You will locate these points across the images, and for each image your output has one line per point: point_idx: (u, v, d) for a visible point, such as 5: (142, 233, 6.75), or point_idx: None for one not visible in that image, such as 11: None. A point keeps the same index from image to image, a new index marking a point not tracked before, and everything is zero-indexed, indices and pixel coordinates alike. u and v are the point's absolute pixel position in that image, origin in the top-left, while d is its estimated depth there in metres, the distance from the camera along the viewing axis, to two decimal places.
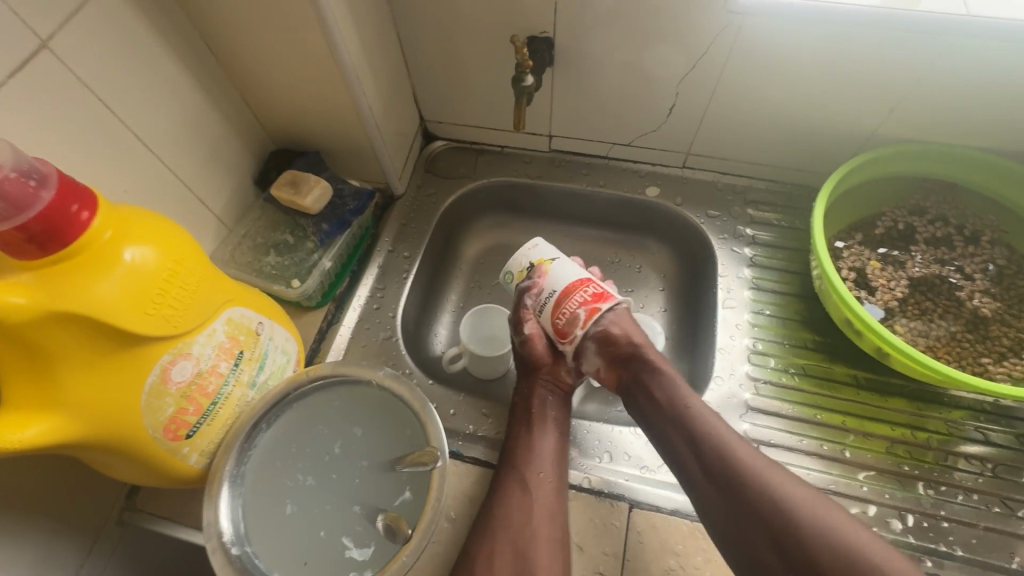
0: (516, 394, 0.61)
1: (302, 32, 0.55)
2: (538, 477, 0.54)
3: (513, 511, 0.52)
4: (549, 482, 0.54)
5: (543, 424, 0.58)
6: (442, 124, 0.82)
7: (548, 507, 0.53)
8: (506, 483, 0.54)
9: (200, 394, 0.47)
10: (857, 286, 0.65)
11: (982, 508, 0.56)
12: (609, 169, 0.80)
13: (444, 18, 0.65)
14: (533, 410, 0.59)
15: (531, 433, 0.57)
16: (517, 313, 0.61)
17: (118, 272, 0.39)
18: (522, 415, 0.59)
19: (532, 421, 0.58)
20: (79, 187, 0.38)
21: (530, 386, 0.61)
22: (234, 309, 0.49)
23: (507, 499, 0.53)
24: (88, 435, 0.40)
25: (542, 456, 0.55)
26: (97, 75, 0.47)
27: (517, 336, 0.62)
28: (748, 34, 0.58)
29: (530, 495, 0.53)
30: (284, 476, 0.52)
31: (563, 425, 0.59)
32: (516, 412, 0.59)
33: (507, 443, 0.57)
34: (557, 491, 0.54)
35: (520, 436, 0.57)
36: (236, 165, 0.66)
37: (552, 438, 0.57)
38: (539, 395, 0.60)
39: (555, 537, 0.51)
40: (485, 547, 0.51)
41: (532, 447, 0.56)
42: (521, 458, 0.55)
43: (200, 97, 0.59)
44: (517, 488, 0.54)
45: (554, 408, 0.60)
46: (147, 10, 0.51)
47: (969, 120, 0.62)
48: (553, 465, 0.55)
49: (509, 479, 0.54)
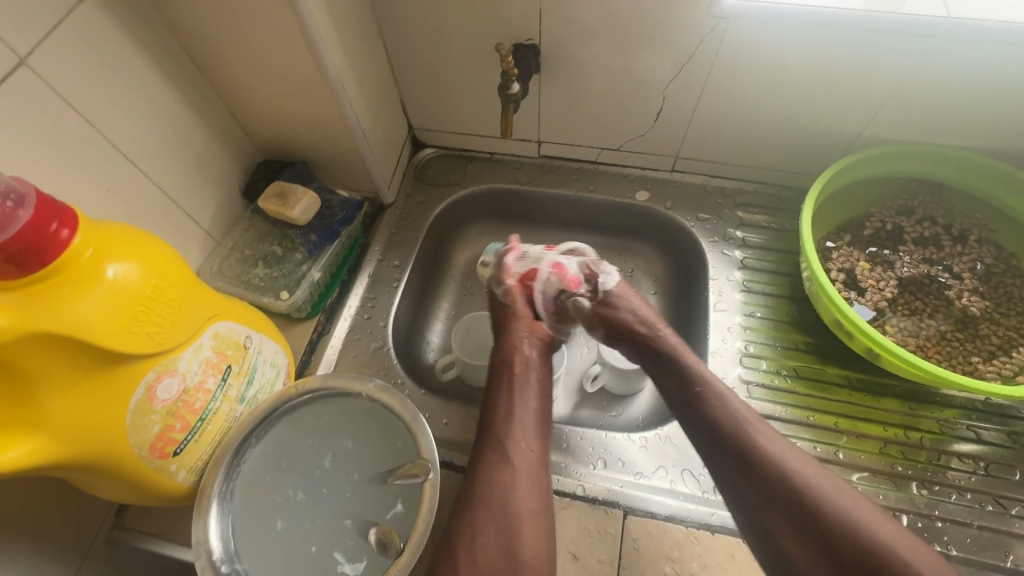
0: (494, 358, 0.60)
1: (285, 41, 0.54)
2: (519, 447, 0.53)
3: (494, 486, 0.51)
4: (531, 451, 0.54)
5: (524, 388, 0.57)
6: (431, 132, 0.82)
7: (529, 475, 0.52)
8: (486, 456, 0.53)
9: (187, 410, 0.46)
10: (846, 287, 0.66)
11: (976, 507, 0.56)
12: (598, 174, 0.80)
13: (429, 26, 0.65)
14: (512, 372, 0.58)
15: (512, 400, 0.56)
16: (497, 276, 0.66)
17: (100, 290, 0.38)
18: (501, 381, 0.58)
19: (513, 385, 0.57)
20: (57, 204, 0.38)
21: (508, 347, 0.60)
22: (221, 324, 0.49)
23: (489, 474, 0.52)
24: (72, 455, 0.40)
25: (522, 425, 0.55)
26: (79, 91, 0.47)
27: (499, 289, 0.65)
28: (732, 37, 0.58)
29: (512, 466, 0.52)
30: (274, 492, 0.51)
31: (544, 389, 0.59)
32: (494, 378, 0.59)
33: (486, 412, 0.57)
34: (539, 461, 0.53)
35: (500, 404, 0.56)
36: (223, 177, 0.66)
37: (534, 404, 0.57)
38: (519, 357, 0.59)
39: (537, 507, 0.51)
40: (467, 532, 0.49)
41: (512, 415, 0.55)
42: (501, 429, 0.55)
43: (184, 110, 0.58)
44: (498, 461, 0.52)
45: (536, 370, 0.59)
46: (130, 24, 0.51)
47: (954, 121, 0.62)
48: (534, 435, 0.55)
49: (489, 451, 0.53)
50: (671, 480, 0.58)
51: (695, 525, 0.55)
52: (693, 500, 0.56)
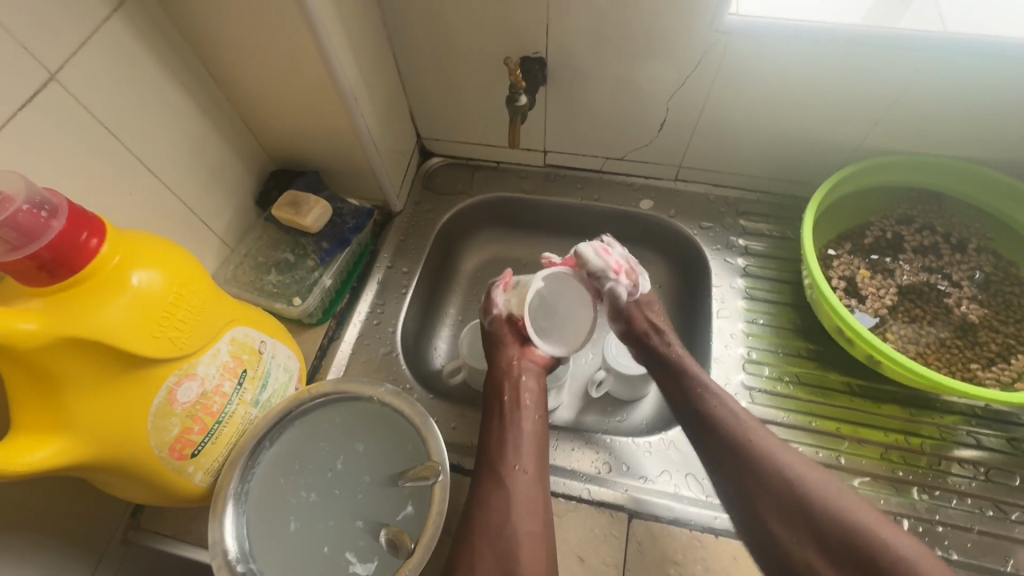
0: (488, 387, 0.62)
1: (300, 54, 0.56)
2: (514, 471, 0.55)
3: (492, 509, 0.53)
4: (525, 473, 0.55)
5: (517, 413, 0.59)
6: (438, 141, 0.83)
7: (525, 497, 0.54)
8: (484, 482, 0.55)
9: (205, 413, 0.48)
10: (847, 295, 0.67)
11: (976, 512, 0.57)
12: (603, 182, 0.81)
13: (439, 39, 0.67)
14: (504, 399, 0.60)
15: (505, 426, 0.58)
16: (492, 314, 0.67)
17: (125, 296, 0.40)
18: (494, 408, 0.60)
19: (505, 411, 0.59)
20: (86, 214, 0.39)
21: (499, 373, 0.62)
22: (238, 329, 0.50)
23: (487, 499, 0.54)
24: (97, 456, 0.41)
25: (516, 448, 0.57)
26: (103, 104, 0.48)
27: (485, 318, 0.67)
28: (734, 51, 0.60)
29: (507, 490, 0.54)
30: (287, 494, 0.52)
31: (539, 411, 0.60)
32: (488, 406, 0.61)
33: (483, 437, 0.59)
34: (535, 481, 0.55)
35: (495, 430, 0.58)
36: (237, 186, 0.67)
37: (528, 427, 0.58)
38: (510, 383, 0.61)
39: (535, 528, 0.52)
40: (469, 550, 0.51)
41: (506, 440, 0.57)
42: (496, 454, 0.56)
43: (202, 121, 0.60)
44: (495, 486, 0.54)
45: (529, 394, 0.61)
46: (152, 40, 0.52)
47: (952, 132, 0.63)
48: (529, 457, 0.56)
49: (486, 476, 0.55)
50: (676, 484, 0.59)
51: (699, 528, 0.56)
52: (697, 503, 0.57)
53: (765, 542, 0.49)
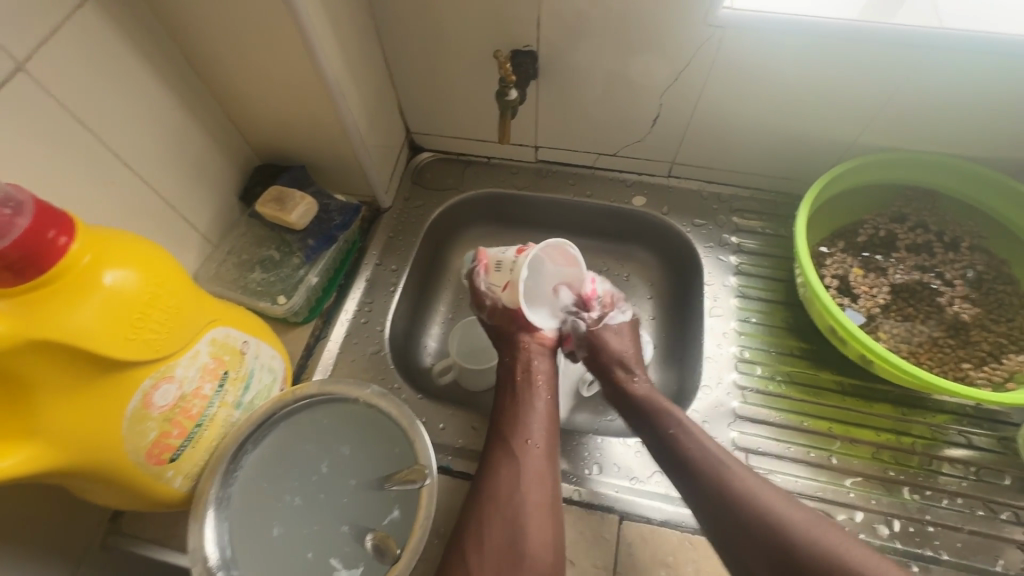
0: (501, 362, 0.62)
1: (283, 46, 0.54)
2: (525, 445, 0.55)
3: (503, 480, 0.52)
4: (537, 447, 0.55)
5: (530, 389, 0.59)
6: (428, 136, 0.82)
7: (536, 469, 0.53)
8: (495, 454, 0.54)
9: (184, 416, 0.46)
10: (839, 294, 0.66)
11: (967, 512, 0.57)
12: (595, 179, 0.80)
13: (428, 31, 0.65)
14: (516, 375, 0.60)
15: (518, 400, 0.58)
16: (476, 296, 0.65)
17: (97, 297, 0.38)
18: (507, 383, 0.60)
19: (517, 387, 0.59)
20: (54, 211, 0.37)
21: (511, 349, 0.62)
22: (219, 329, 0.49)
23: (497, 470, 0.53)
24: (70, 462, 0.40)
25: (528, 424, 0.56)
26: (75, 96, 0.47)
27: (482, 312, 0.64)
28: (728, 45, 0.59)
29: (518, 462, 0.53)
30: (271, 498, 0.51)
31: (550, 388, 0.60)
32: (501, 382, 0.60)
33: (495, 412, 0.58)
34: (546, 456, 0.54)
35: (508, 404, 0.58)
36: (220, 181, 0.66)
37: (541, 402, 0.58)
38: (524, 358, 0.61)
39: (544, 502, 0.51)
40: (476, 521, 0.50)
41: (518, 414, 0.57)
42: (507, 427, 0.56)
43: (181, 114, 0.58)
44: (506, 458, 0.54)
45: (541, 371, 0.60)
46: (128, 29, 0.50)
47: (947, 130, 0.63)
48: (540, 432, 0.56)
49: (497, 449, 0.55)
50: (667, 485, 0.58)
51: (690, 530, 0.55)
52: None
53: (732, 548, 0.49)
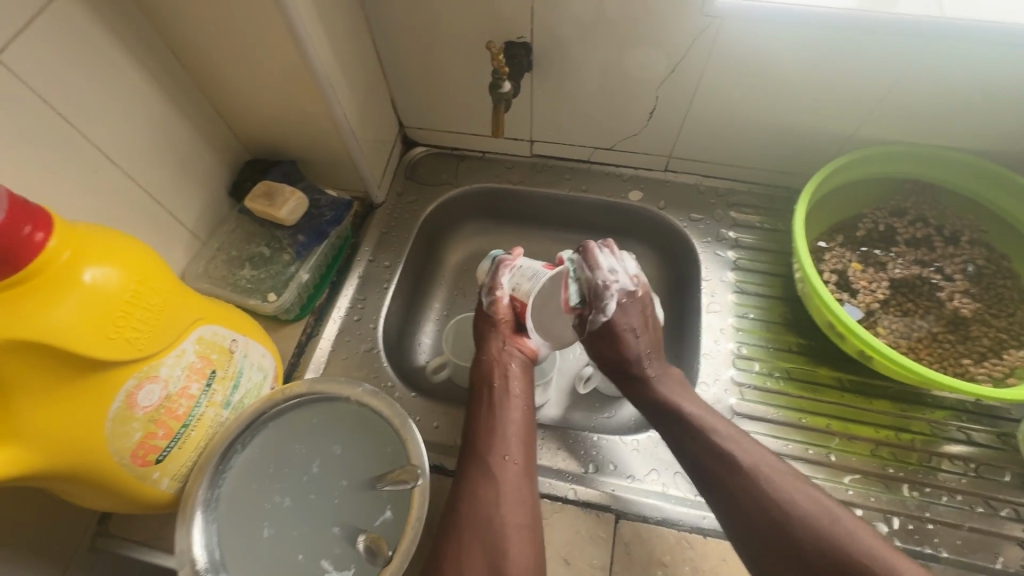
0: (475, 375, 0.61)
1: (270, 37, 0.53)
2: (502, 461, 0.53)
3: (480, 499, 0.51)
4: (514, 463, 0.54)
5: (505, 403, 0.58)
6: (421, 130, 0.80)
7: (514, 486, 0.52)
8: (471, 472, 0.53)
9: (169, 417, 0.45)
10: (838, 289, 0.65)
11: (967, 509, 0.56)
12: (591, 173, 0.79)
13: (419, 23, 0.64)
14: (491, 389, 0.59)
15: (493, 414, 0.57)
16: (490, 280, 0.64)
17: (77, 295, 0.37)
18: (482, 397, 0.58)
19: (492, 400, 0.58)
20: (30, 206, 0.36)
21: (486, 364, 0.60)
22: (205, 327, 0.48)
23: (474, 491, 0.52)
24: (51, 464, 0.39)
25: (505, 439, 0.55)
26: (53, 89, 0.45)
27: (487, 297, 0.64)
28: (726, 36, 0.57)
29: (495, 480, 0.52)
30: (260, 498, 0.50)
31: (526, 401, 0.59)
32: (477, 395, 0.59)
33: (470, 427, 0.57)
34: (523, 471, 0.53)
35: (483, 418, 0.57)
36: (208, 177, 0.64)
37: (516, 416, 0.57)
38: (498, 371, 0.59)
39: (523, 520, 0.51)
40: (456, 543, 0.50)
41: (494, 429, 0.56)
42: (483, 444, 0.55)
43: (166, 107, 0.57)
44: (482, 477, 0.53)
45: (517, 384, 0.59)
46: (108, 20, 0.49)
47: (947, 122, 0.62)
48: (517, 447, 0.55)
49: (473, 466, 0.54)
50: (664, 483, 0.57)
51: (688, 529, 0.54)
52: (686, 503, 0.56)
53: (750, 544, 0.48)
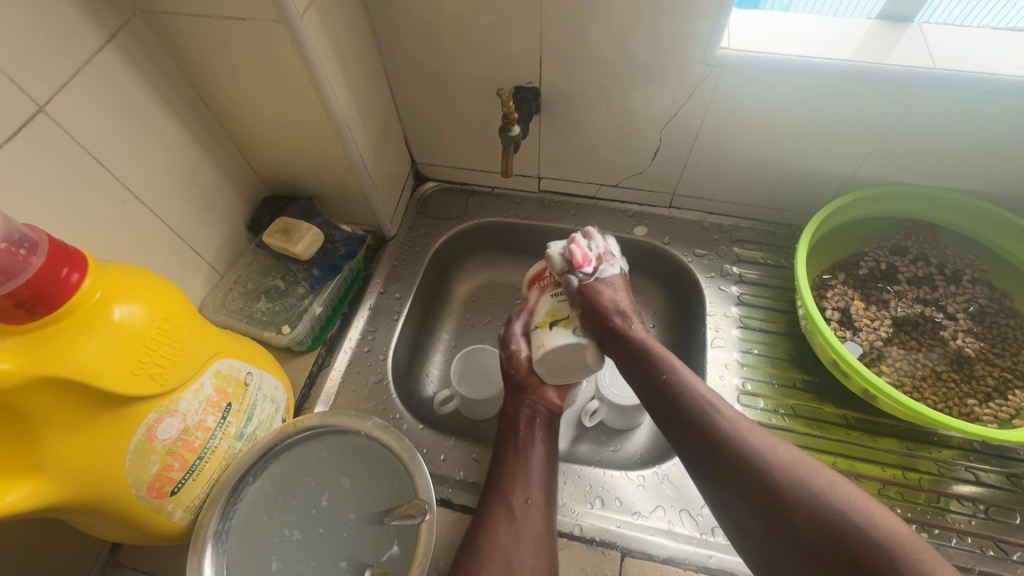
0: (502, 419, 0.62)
1: (291, 83, 0.56)
2: (524, 504, 0.54)
3: (501, 539, 0.52)
4: (536, 507, 0.54)
5: (531, 448, 0.58)
6: (433, 167, 0.84)
7: (535, 530, 0.52)
8: (490, 511, 0.54)
9: (186, 449, 0.47)
10: (841, 326, 0.66)
11: (978, 552, 0.55)
12: (596, 209, 0.81)
13: (433, 69, 0.67)
14: (518, 434, 0.59)
15: (517, 460, 0.57)
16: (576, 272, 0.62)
17: (106, 332, 0.39)
18: (508, 440, 0.59)
19: (519, 446, 0.59)
20: (68, 249, 0.38)
21: (514, 411, 0.61)
22: (223, 361, 0.50)
23: (493, 529, 0.52)
24: (70, 495, 0.40)
25: (530, 482, 0.56)
26: (89, 134, 0.48)
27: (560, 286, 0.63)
28: (726, 82, 0.60)
29: (516, 520, 0.53)
30: (269, 531, 0.51)
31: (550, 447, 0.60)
32: (503, 437, 0.60)
33: (493, 467, 0.58)
34: (545, 517, 0.54)
35: (507, 460, 0.57)
36: (228, 212, 0.67)
37: (541, 462, 0.58)
38: (523, 418, 0.61)
39: (539, 563, 0.51)
40: None
41: (518, 473, 0.56)
42: (507, 485, 0.55)
43: (192, 148, 0.60)
44: (503, 515, 0.53)
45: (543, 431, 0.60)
46: (145, 70, 0.53)
47: (945, 165, 0.64)
48: (539, 491, 0.55)
49: (495, 505, 0.54)
50: (669, 520, 0.57)
51: (694, 568, 0.54)
52: (691, 541, 0.56)
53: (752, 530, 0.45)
